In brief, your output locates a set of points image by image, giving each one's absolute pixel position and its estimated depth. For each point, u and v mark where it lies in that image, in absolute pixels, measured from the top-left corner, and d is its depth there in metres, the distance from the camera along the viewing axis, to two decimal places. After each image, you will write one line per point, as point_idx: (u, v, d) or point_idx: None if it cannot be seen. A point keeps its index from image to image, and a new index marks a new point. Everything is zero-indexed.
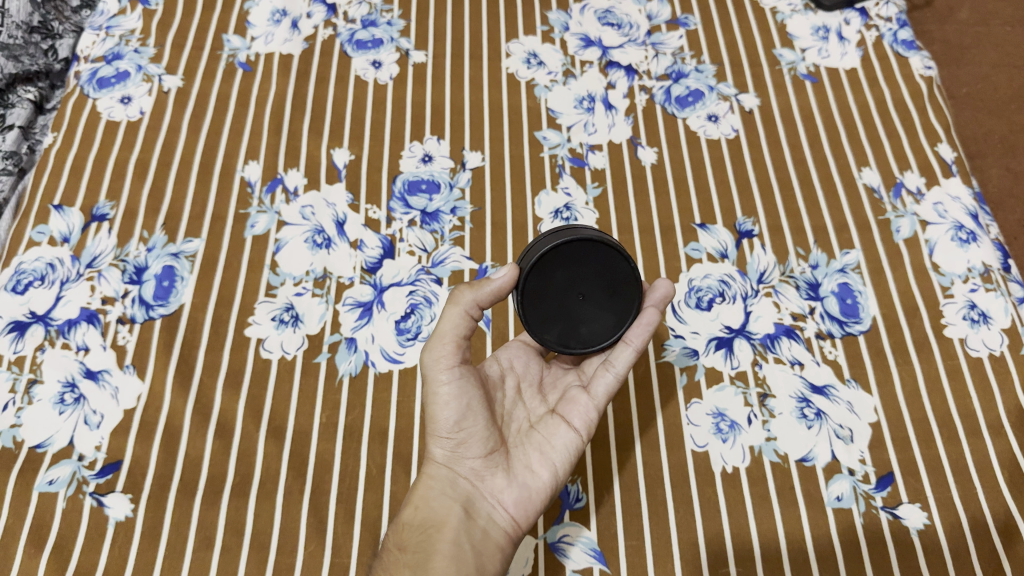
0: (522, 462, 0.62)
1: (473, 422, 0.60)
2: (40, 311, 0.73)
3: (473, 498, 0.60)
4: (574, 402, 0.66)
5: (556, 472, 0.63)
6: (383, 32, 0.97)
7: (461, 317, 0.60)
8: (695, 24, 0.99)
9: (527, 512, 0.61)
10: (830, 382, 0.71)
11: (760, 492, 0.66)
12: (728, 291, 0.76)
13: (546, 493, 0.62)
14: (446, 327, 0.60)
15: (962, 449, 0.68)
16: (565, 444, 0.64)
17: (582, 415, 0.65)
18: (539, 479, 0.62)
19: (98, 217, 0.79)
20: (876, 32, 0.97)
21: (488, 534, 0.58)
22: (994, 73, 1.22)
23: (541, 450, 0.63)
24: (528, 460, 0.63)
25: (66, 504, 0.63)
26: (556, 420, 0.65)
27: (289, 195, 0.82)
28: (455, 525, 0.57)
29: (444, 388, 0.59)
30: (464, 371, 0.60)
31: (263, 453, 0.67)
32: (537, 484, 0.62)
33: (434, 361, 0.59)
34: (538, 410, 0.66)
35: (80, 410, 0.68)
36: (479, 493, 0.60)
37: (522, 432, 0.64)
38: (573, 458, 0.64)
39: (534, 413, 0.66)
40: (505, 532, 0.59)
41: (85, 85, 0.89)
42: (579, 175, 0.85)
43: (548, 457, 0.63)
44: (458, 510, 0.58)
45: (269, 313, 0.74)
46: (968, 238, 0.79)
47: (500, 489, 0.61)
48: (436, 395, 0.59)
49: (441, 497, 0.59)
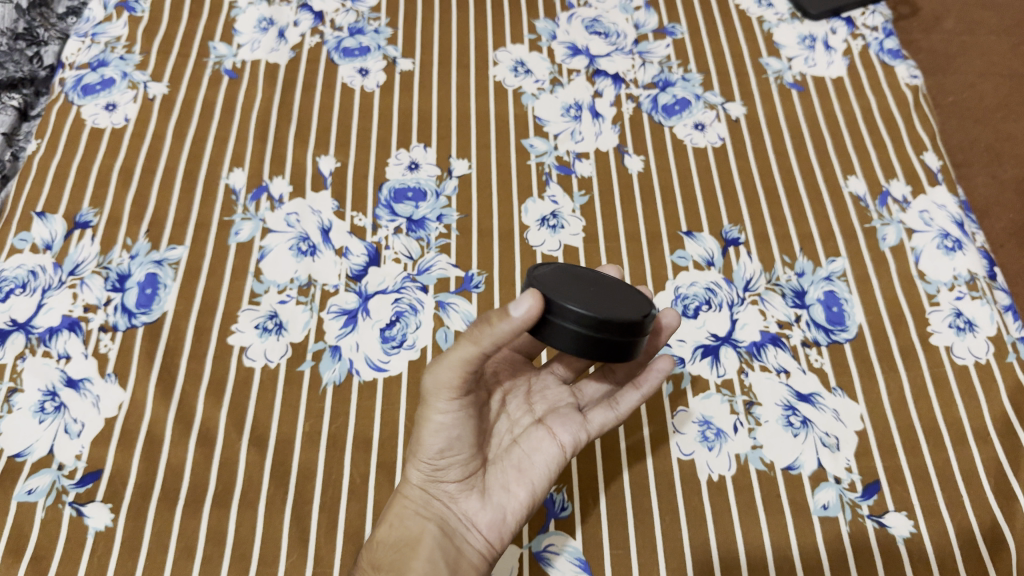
0: (499, 482, 0.61)
1: (457, 451, 0.59)
2: (21, 318, 0.72)
3: (449, 519, 0.59)
4: (566, 419, 0.65)
5: (535, 490, 0.61)
6: (370, 40, 0.97)
7: (473, 352, 0.52)
8: (682, 33, 0.99)
9: (501, 533, 0.60)
10: (816, 390, 0.71)
11: (746, 501, 0.66)
12: (714, 299, 0.76)
13: (522, 513, 0.61)
14: (453, 357, 0.53)
15: (948, 457, 0.68)
16: (546, 460, 0.62)
17: (571, 432, 0.64)
18: (516, 500, 0.61)
19: (81, 224, 0.79)
20: (862, 41, 0.97)
21: (463, 554, 0.58)
22: (980, 82, 1.22)
23: (519, 467, 0.62)
24: (505, 479, 0.61)
25: (46, 514, 0.63)
26: (541, 433, 0.63)
27: (274, 202, 0.82)
28: (429, 543, 0.57)
29: (437, 417, 0.57)
30: (463, 404, 0.58)
31: (246, 462, 0.66)
32: (513, 505, 0.61)
33: (432, 391, 0.56)
34: (522, 420, 0.65)
35: (61, 419, 0.67)
36: (454, 514, 0.60)
37: (503, 447, 0.63)
38: (552, 477, 0.62)
39: (518, 425, 0.65)
40: (480, 554, 0.59)
41: (70, 92, 0.89)
42: (566, 183, 0.85)
43: (526, 475, 0.61)
44: (432, 529, 0.58)
45: (253, 321, 0.74)
46: (953, 246, 0.79)
47: (474, 510, 0.60)
48: (428, 423, 0.57)
49: (416, 517, 0.58)
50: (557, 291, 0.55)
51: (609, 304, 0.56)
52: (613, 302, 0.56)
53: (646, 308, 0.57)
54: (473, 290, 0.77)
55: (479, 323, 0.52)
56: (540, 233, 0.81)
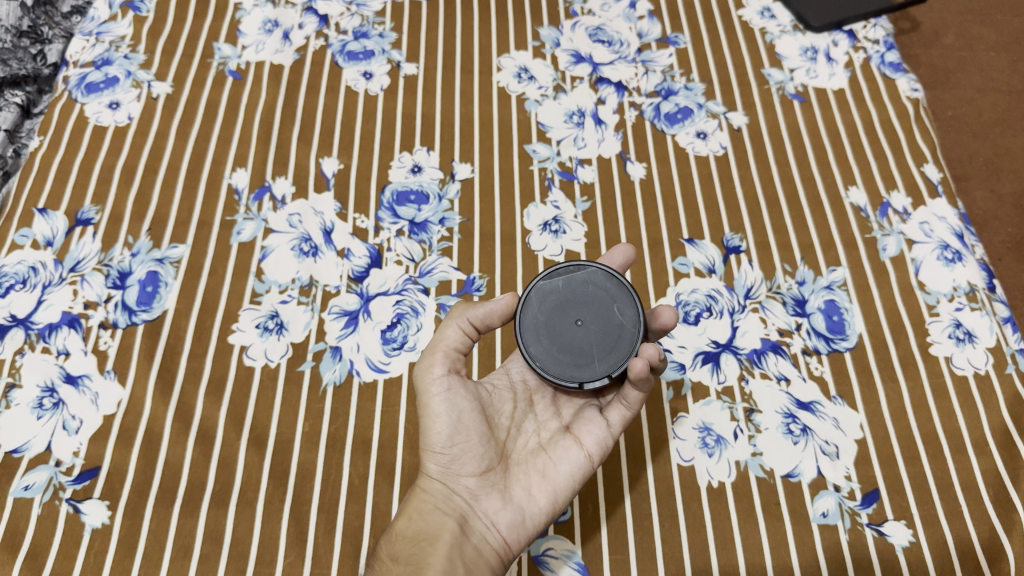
0: (521, 485, 0.61)
1: (465, 437, 0.60)
2: (21, 314, 0.72)
3: (468, 517, 0.59)
4: (591, 423, 0.64)
5: (557, 497, 0.61)
6: (375, 44, 0.97)
7: (458, 334, 0.62)
8: (685, 43, 0.99)
9: (520, 536, 0.60)
10: (816, 398, 0.71)
11: (745, 507, 0.65)
12: (715, 306, 0.76)
13: (543, 519, 0.61)
14: (440, 339, 0.61)
15: (947, 467, 0.68)
16: (571, 469, 0.62)
17: (597, 440, 0.63)
18: (537, 505, 0.61)
19: (83, 221, 0.78)
20: (863, 54, 0.98)
21: (480, 552, 0.58)
22: (979, 97, 1.23)
23: (543, 472, 0.62)
24: (527, 483, 0.61)
25: (42, 510, 0.62)
26: (567, 440, 0.63)
27: (277, 203, 0.82)
28: (447, 540, 0.57)
29: (436, 401, 0.59)
30: (457, 387, 0.60)
31: (244, 461, 0.66)
32: (534, 509, 0.61)
33: (426, 373, 0.60)
34: (549, 425, 0.65)
35: (59, 415, 0.67)
36: (474, 512, 0.60)
37: (529, 451, 0.63)
38: (577, 487, 0.62)
39: (544, 429, 0.65)
40: (497, 553, 0.59)
41: (73, 89, 0.89)
42: (568, 189, 0.85)
43: (549, 481, 0.61)
44: (451, 525, 0.58)
45: (253, 320, 0.74)
46: (953, 258, 0.80)
47: (495, 510, 0.60)
48: (428, 408, 0.59)
49: (435, 512, 0.58)
50: (533, 326, 0.61)
51: (569, 358, 0.60)
52: (582, 353, 0.61)
53: (610, 371, 0.59)
54: (475, 293, 0.77)
55: (460, 309, 0.62)
56: (542, 238, 0.81)
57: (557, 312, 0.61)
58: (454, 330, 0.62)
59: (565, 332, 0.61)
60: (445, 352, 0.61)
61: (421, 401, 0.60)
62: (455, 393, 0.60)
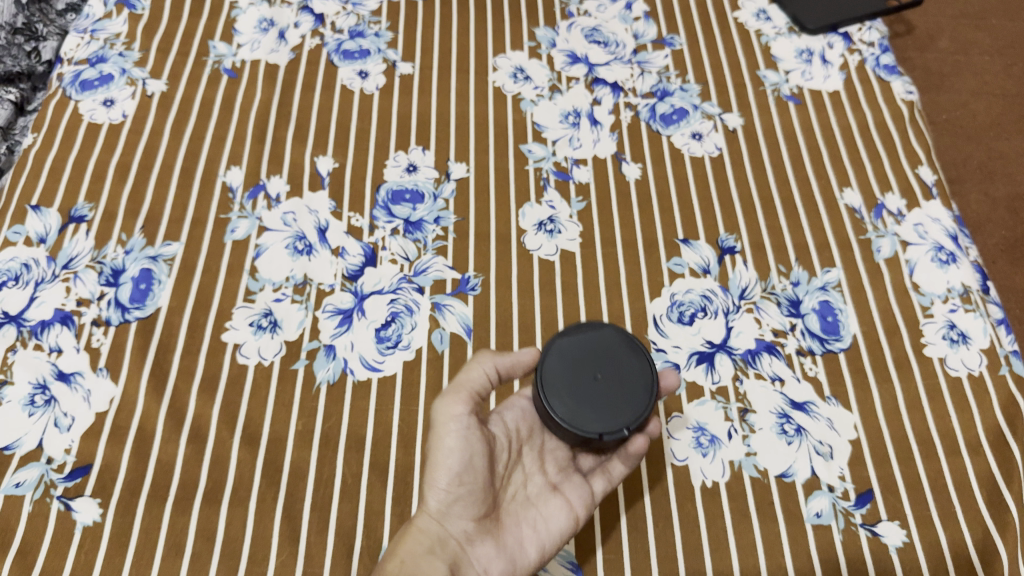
0: (513, 534, 0.62)
1: (473, 479, 0.59)
2: (13, 311, 0.72)
3: (460, 560, 0.59)
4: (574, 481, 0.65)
5: (544, 551, 0.61)
6: (370, 43, 0.97)
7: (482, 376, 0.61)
8: (680, 44, 1.00)
9: None
10: (810, 398, 0.71)
11: (740, 507, 0.65)
12: (709, 306, 0.76)
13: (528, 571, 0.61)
14: (465, 378, 0.61)
15: (941, 467, 0.68)
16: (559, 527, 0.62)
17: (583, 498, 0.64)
18: (527, 556, 0.61)
19: (76, 219, 0.78)
20: (858, 56, 0.98)
21: None
22: (973, 100, 1.24)
23: (532, 526, 0.62)
24: (519, 535, 0.62)
25: (33, 507, 0.62)
26: (555, 498, 0.64)
27: (272, 201, 0.82)
28: None
29: (451, 439, 0.59)
30: (473, 425, 0.60)
31: (237, 460, 0.65)
32: (522, 561, 0.61)
33: (446, 408, 0.59)
34: (534, 478, 0.65)
35: (51, 412, 0.66)
36: (466, 557, 0.59)
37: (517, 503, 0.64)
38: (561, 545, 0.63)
39: (531, 482, 0.65)
40: None
41: (68, 87, 0.89)
42: (564, 189, 0.85)
43: (539, 535, 0.62)
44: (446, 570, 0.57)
45: (247, 318, 0.73)
46: (948, 259, 0.80)
47: (487, 558, 0.60)
48: (443, 446, 0.59)
49: (430, 554, 0.57)
50: (552, 377, 0.61)
51: (590, 408, 0.60)
52: (603, 406, 0.60)
53: (629, 425, 0.59)
54: (469, 292, 0.77)
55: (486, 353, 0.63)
56: (537, 238, 0.81)
57: (578, 365, 0.61)
58: (477, 371, 0.61)
59: (587, 383, 0.61)
60: (469, 393, 0.60)
61: (434, 438, 0.59)
62: (472, 428, 0.60)
